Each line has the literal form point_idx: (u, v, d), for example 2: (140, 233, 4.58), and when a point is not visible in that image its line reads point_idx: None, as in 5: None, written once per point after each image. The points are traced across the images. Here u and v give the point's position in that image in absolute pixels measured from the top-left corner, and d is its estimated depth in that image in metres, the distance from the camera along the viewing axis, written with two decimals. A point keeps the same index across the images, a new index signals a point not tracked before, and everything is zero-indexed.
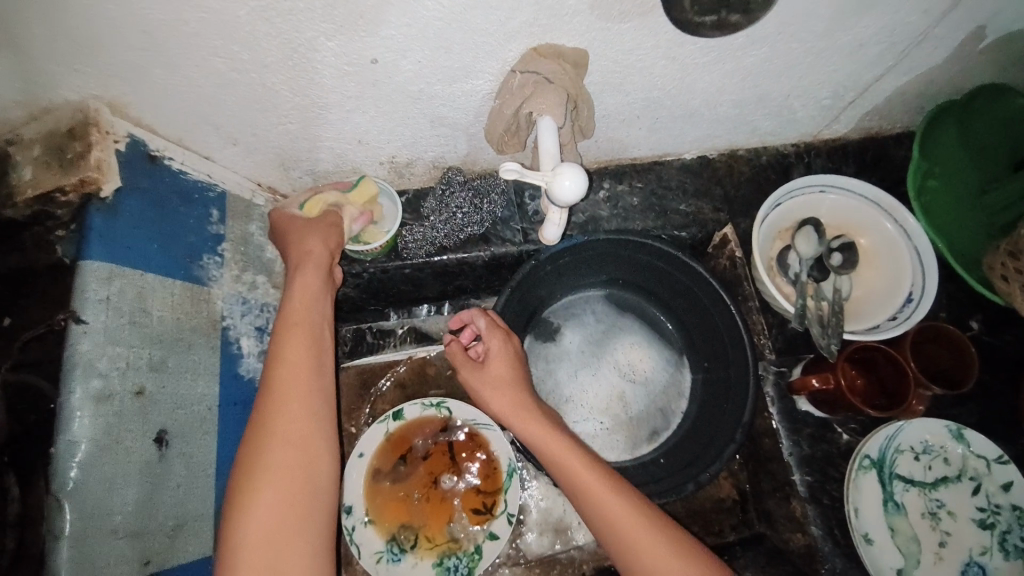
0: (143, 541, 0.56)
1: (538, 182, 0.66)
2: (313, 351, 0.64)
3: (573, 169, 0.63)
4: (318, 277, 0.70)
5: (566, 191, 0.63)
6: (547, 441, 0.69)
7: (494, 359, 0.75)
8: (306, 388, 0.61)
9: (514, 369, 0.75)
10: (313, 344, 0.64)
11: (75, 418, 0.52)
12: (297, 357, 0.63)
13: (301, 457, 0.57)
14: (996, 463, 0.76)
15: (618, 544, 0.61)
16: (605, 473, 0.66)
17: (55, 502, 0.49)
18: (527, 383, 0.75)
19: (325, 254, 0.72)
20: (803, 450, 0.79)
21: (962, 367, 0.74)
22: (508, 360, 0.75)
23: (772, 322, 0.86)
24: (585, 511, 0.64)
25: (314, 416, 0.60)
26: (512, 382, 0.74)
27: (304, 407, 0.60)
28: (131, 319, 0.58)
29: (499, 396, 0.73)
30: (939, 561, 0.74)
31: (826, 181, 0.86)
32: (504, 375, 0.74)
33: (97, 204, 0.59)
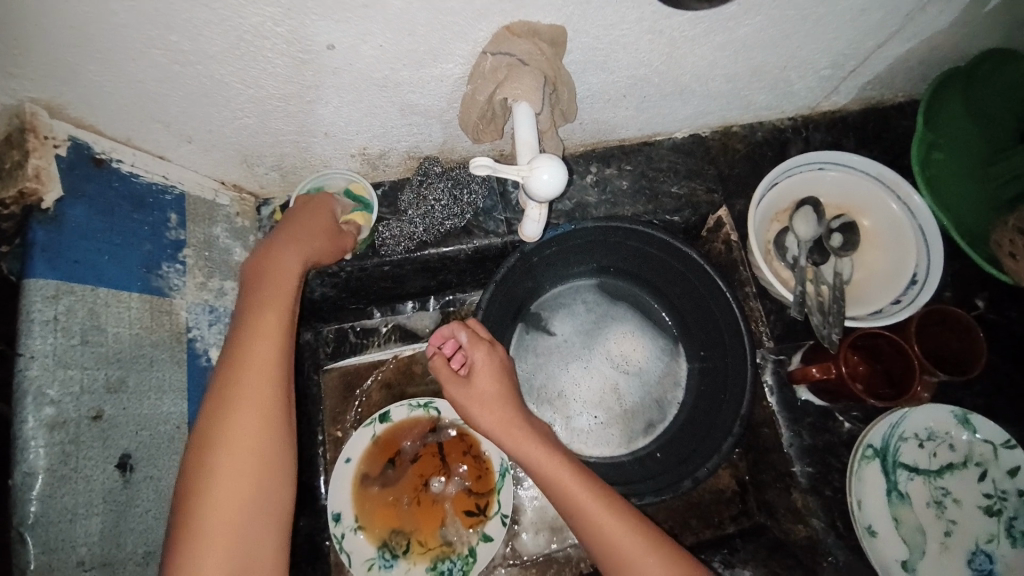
0: (113, 571, 0.53)
1: (513, 176, 0.61)
2: (271, 360, 0.57)
3: (550, 160, 0.58)
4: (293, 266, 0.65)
5: (544, 184, 0.58)
6: (534, 454, 0.66)
7: (481, 372, 0.72)
8: (266, 406, 0.55)
9: (501, 382, 0.72)
10: (272, 352, 0.58)
11: (29, 449, 0.48)
12: (254, 360, 0.57)
13: (257, 479, 0.53)
14: (1003, 448, 0.73)
15: (603, 557, 0.60)
16: (591, 483, 0.64)
17: (17, 536, 0.46)
18: (515, 392, 0.73)
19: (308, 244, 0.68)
20: (804, 441, 0.77)
21: (970, 353, 0.71)
22: (494, 373, 0.72)
23: (769, 308, 0.83)
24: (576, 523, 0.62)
25: (276, 433, 0.55)
26: (500, 397, 0.71)
27: (262, 426, 0.55)
28: (84, 339, 0.54)
29: (485, 411, 0.70)
30: (945, 551, 0.72)
31: (825, 158, 0.81)
32: (490, 389, 0.71)
33: (40, 217, 0.54)
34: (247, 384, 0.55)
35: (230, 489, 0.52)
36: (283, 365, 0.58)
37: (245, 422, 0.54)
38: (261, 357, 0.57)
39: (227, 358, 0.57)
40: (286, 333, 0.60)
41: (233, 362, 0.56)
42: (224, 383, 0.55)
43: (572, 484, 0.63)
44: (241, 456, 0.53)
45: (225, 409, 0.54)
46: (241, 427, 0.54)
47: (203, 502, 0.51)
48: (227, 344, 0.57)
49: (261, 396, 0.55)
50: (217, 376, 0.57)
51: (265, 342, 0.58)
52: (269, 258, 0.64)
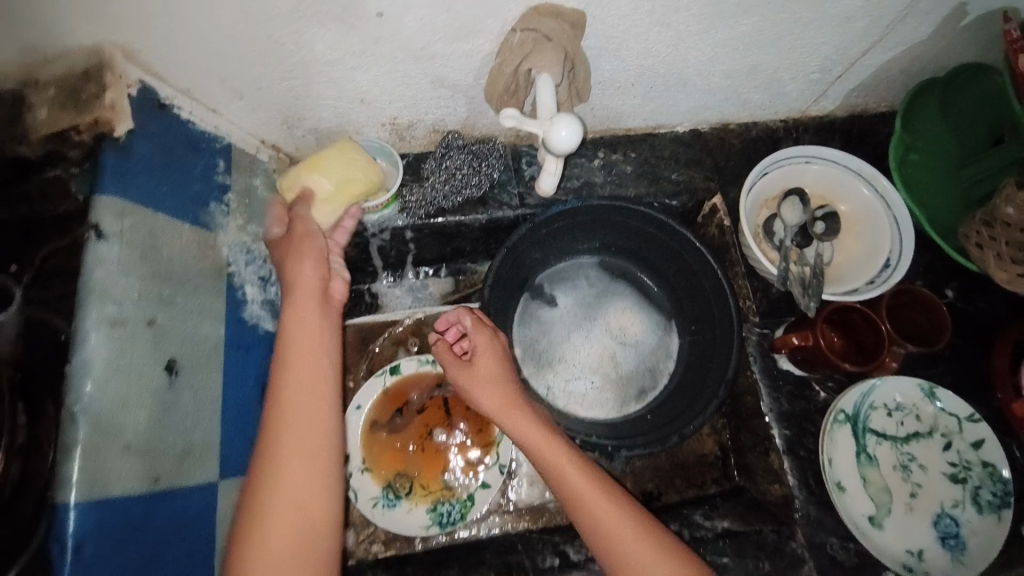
0: (152, 459, 0.57)
1: (536, 132, 0.70)
2: (314, 393, 0.59)
3: (568, 120, 0.68)
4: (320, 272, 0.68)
5: (562, 140, 0.68)
6: (546, 446, 0.71)
7: (483, 357, 0.78)
8: (313, 442, 0.57)
9: (502, 365, 0.79)
10: (317, 354, 0.61)
11: (90, 337, 0.53)
12: (302, 357, 0.60)
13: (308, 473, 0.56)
14: (967, 421, 0.80)
15: (605, 545, 0.65)
16: (592, 475, 0.69)
17: (67, 416, 0.50)
18: (514, 377, 0.79)
19: (321, 249, 0.69)
20: (782, 406, 0.83)
21: (935, 327, 0.78)
22: (496, 357, 0.78)
23: (757, 286, 0.90)
24: (584, 519, 0.66)
25: (321, 470, 0.56)
26: (500, 379, 0.77)
27: (310, 433, 0.57)
28: (143, 254, 0.60)
29: (487, 393, 0.76)
30: (911, 511, 0.78)
31: (811, 151, 0.89)
32: (493, 371, 0.78)
33: (111, 143, 0.60)
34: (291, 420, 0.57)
35: (280, 513, 0.53)
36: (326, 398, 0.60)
37: (299, 420, 0.57)
38: (305, 391, 0.59)
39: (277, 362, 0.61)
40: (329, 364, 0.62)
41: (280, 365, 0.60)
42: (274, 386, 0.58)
43: (570, 469, 0.69)
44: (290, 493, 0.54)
45: (276, 418, 0.57)
46: (294, 426, 0.57)
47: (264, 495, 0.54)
48: (274, 353, 0.60)
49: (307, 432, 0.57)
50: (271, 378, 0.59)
51: (306, 376, 0.59)
52: (295, 266, 0.67)
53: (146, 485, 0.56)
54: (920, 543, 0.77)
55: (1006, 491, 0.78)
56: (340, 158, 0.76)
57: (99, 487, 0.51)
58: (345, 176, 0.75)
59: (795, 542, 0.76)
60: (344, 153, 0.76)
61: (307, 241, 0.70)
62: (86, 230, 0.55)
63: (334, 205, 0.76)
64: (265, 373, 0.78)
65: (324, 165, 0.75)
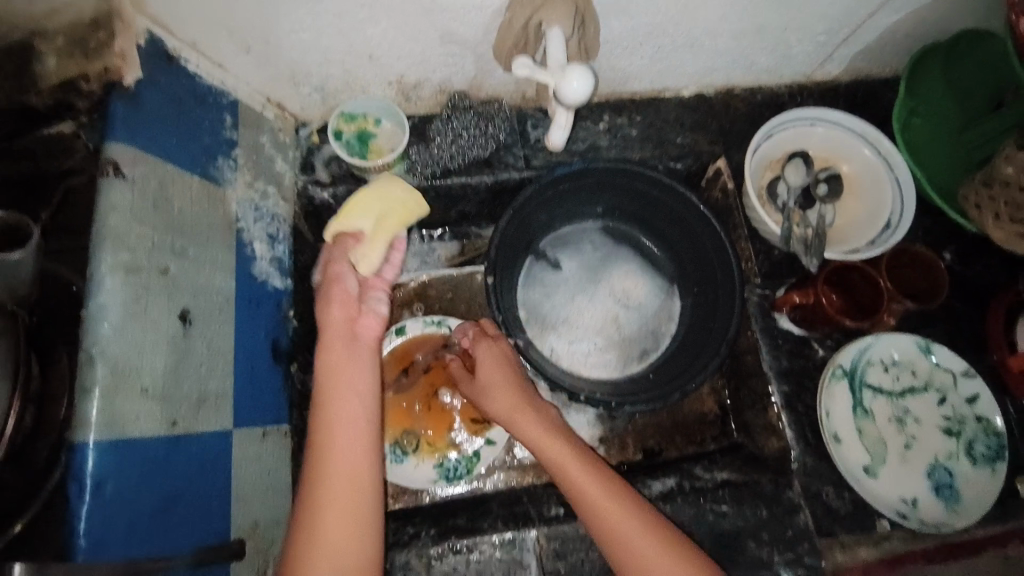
0: (169, 404, 0.58)
1: (547, 84, 0.72)
2: (354, 434, 0.63)
3: (580, 70, 0.69)
4: (353, 305, 0.72)
5: (573, 91, 0.69)
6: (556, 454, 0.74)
7: (485, 364, 0.81)
8: (355, 481, 0.61)
9: (503, 370, 0.81)
10: (353, 382, 0.66)
11: (105, 282, 0.54)
12: (338, 386, 0.66)
13: (350, 492, 0.61)
14: (962, 377, 0.84)
15: (616, 548, 0.67)
16: (604, 480, 0.72)
17: (86, 357, 0.52)
18: (523, 383, 0.81)
19: (354, 283, 0.73)
20: (782, 364, 0.86)
21: (933, 285, 0.81)
22: (497, 364, 0.81)
23: (759, 249, 0.91)
24: (607, 537, 0.68)
25: (363, 505, 0.61)
26: (507, 387, 0.80)
27: (350, 456, 0.62)
28: (155, 204, 0.60)
29: (496, 401, 0.80)
30: (905, 461, 0.82)
31: (816, 113, 0.90)
32: (496, 379, 0.80)
33: (120, 92, 0.60)
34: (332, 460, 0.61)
35: (326, 530, 0.59)
36: (366, 439, 0.64)
37: (340, 444, 0.62)
38: (347, 432, 0.63)
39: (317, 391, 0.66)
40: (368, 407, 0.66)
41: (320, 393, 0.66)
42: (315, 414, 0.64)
43: (580, 475, 0.72)
44: (334, 529, 0.59)
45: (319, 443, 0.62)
46: (336, 450, 0.62)
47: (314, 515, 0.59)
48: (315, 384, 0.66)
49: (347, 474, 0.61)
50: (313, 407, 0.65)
51: (347, 419, 0.64)
52: (329, 300, 0.71)
53: (164, 429, 0.57)
54: (913, 492, 0.81)
55: (999, 444, 0.82)
56: (376, 195, 0.77)
57: (119, 427, 0.53)
58: (383, 211, 0.77)
59: (792, 491, 0.80)
60: (377, 189, 0.78)
61: (339, 271, 0.73)
62: (107, 168, 0.57)
63: (377, 240, 0.76)
64: (275, 329, 0.79)
65: (362, 205, 0.77)
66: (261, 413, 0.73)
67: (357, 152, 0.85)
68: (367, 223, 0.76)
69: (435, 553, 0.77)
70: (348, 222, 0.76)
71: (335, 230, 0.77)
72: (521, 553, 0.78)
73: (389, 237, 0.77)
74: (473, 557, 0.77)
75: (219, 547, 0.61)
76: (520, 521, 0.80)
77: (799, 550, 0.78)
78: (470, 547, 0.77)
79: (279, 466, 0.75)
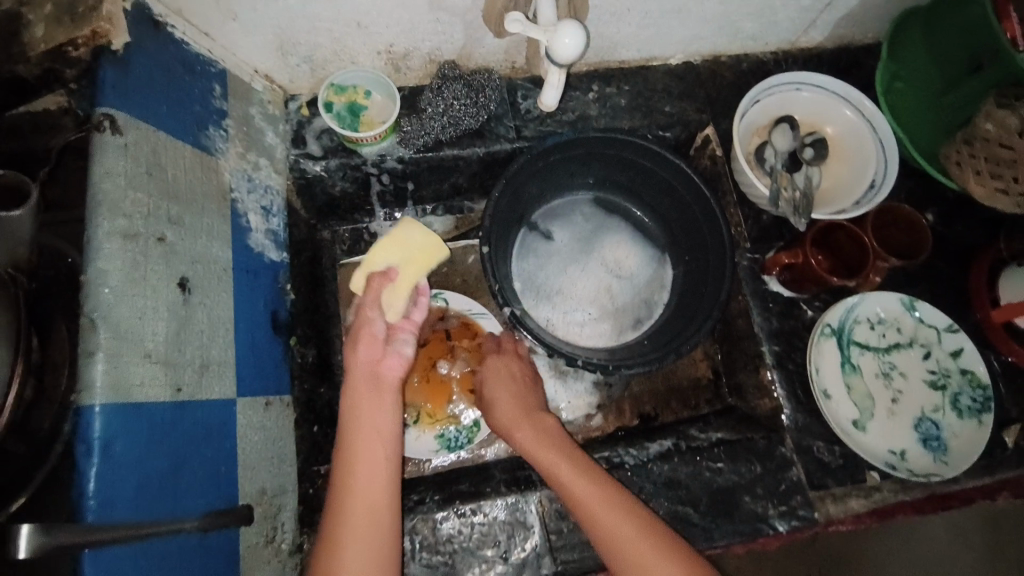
0: (172, 370, 0.58)
1: (540, 40, 0.73)
2: (373, 466, 0.66)
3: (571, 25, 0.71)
4: (378, 343, 0.73)
5: (566, 46, 0.71)
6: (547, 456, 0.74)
7: (491, 377, 0.85)
8: (373, 515, 0.64)
9: (509, 380, 0.85)
10: (377, 420, 0.69)
11: (104, 248, 0.54)
12: (361, 421, 0.69)
13: (367, 524, 0.63)
14: (946, 332, 0.87)
15: (609, 547, 0.67)
16: (595, 480, 0.71)
17: (88, 322, 0.52)
18: (527, 392, 0.84)
19: (382, 324, 0.74)
20: (773, 325, 0.88)
21: (916, 241, 0.84)
22: (501, 373, 0.85)
23: (748, 214, 0.93)
24: (598, 538, 0.68)
25: (378, 539, 0.63)
26: (510, 395, 0.83)
27: (371, 490, 0.65)
28: (149, 171, 0.60)
29: (497, 406, 0.82)
30: (893, 414, 0.85)
31: (801, 78, 0.91)
32: (500, 387, 0.84)
33: (109, 57, 0.59)
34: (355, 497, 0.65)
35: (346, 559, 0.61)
36: (383, 474, 0.66)
37: (360, 477, 0.66)
38: (366, 468, 0.66)
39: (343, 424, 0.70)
40: (388, 440, 0.69)
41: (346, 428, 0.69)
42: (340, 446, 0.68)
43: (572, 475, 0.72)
44: (353, 566, 0.61)
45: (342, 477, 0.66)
46: (358, 482, 0.65)
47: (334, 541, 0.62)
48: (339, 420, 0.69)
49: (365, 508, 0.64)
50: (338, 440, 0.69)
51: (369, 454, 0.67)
52: (357, 341, 0.73)
53: (169, 394, 0.57)
54: (903, 444, 0.84)
55: (985, 396, 0.84)
56: (400, 242, 0.78)
57: (124, 391, 0.53)
58: (406, 257, 0.77)
59: (785, 447, 0.83)
60: (400, 236, 0.78)
61: (366, 311, 0.74)
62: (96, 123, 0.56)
63: (401, 289, 0.76)
64: (273, 301, 0.80)
65: (386, 253, 0.77)
66: (263, 383, 0.74)
67: (348, 123, 0.84)
68: (391, 265, 0.77)
69: (440, 518, 0.77)
70: (372, 269, 0.77)
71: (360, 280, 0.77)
72: (524, 514, 0.78)
73: (412, 285, 0.77)
74: (478, 520, 0.78)
75: (227, 511, 0.63)
76: (523, 485, 0.81)
77: (793, 502, 0.80)
78: (475, 511, 0.78)
79: (282, 435, 0.77)
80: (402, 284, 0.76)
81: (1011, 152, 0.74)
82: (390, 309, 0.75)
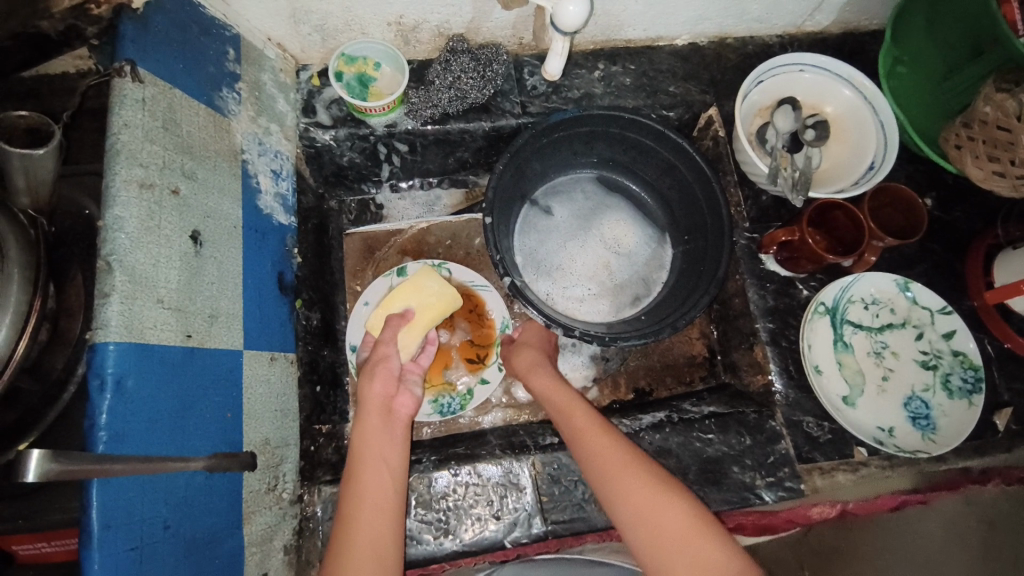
0: (183, 317, 0.61)
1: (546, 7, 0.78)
2: (381, 485, 0.68)
3: None
4: (387, 381, 0.76)
5: (570, 15, 0.76)
6: (557, 393, 0.80)
7: (528, 331, 0.93)
8: (378, 543, 0.64)
9: (543, 336, 0.91)
10: (388, 448, 0.71)
11: (122, 196, 0.56)
12: (370, 450, 0.70)
13: (373, 544, 0.64)
14: (940, 314, 0.88)
15: (605, 479, 0.69)
16: (596, 417, 0.76)
17: (104, 265, 0.54)
18: (551, 357, 0.89)
19: (396, 364, 0.78)
20: (767, 303, 0.89)
21: (912, 223, 0.85)
22: (539, 331, 0.92)
23: (748, 194, 0.95)
24: (596, 473, 0.70)
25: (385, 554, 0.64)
26: (537, 346, 0.89)
27: (377, 513, 0.66)
28: (164, 125, 0.62)
29: (519, 355, 0.88)
30: (882, 391, 0.87)
31: (805, 59, 0.93)
32: (535, 338, 0.91)
33: (130, 15, 0.62)
34: (365, 521, 0.65)
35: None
36: (388, 500, 0.67)
37: (368, 498, 0.67)
38: (374, 495, 0.67)
39: (352, 450, 0.71)
40: (393, 469, 0.70)
41: (356, 449, 0.71)
42: (349, 467, 0.70)
43: (579, 411, 0.76)
44: None
45: (350, 498, 0.67)
46: (364, 501, 0.67)
47: (339, 560, 0.62)
48: (349, 445, 0.71)
49: (370, 534, 0.64)
50: (347, 465, 0.70)
51: (375, 482, 0.68)
52: (371, 375, 0.77)
53: (180, 339, 0.60)
54: (891, 422, 0.85)
55: (977, 377, 0.85)
56: (420, 290, 0.84)
57: (137, 332, 0.55)
58: (423, 304, 0.83)
59: (774, 421, 0.85)
60: (420, 285, 0.84)
61: (380, 351, 0.79)
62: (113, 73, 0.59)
63: (416, 330, 0.81)
64: (280, 261, 0.82)
65: (405, 298, 0.83)
66: (269, 339, 0.77)
67: (357, 93, 0.86)
68: (408, 308, 0.83)
69: (436, 477, 0.80)
70: (392, 308, 0.83)
71: (378, 316, 0.83)
72: (518, 478, 0.80)
73: (425, 329, 0.82)
74: (472, 481, 0.80)
75: (231, 455, 0.66)
76: (517, 450, 0.83)
77: (780, 474, 0.82)
78: (470, 472, 0.80)
79: (287, 391, 0.80)
80: (416, 326, 0.81)
81: (1009, 134, 0.74)
82: (403, 351, 0.80)
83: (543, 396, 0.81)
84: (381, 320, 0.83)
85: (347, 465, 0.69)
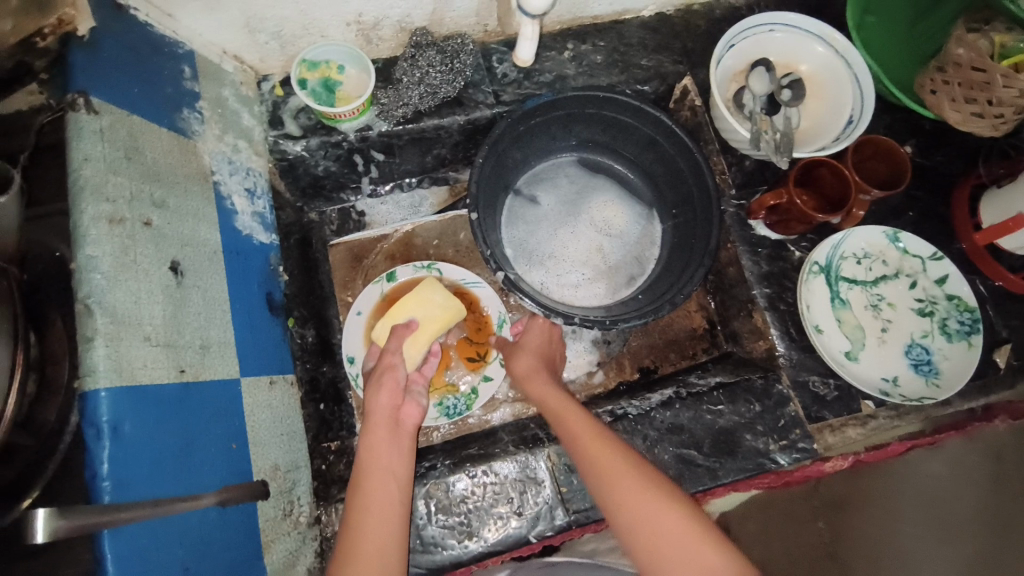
0: (173, 352, 0.59)
1: None
2: (386, 496, 0.66)
3: None
4: (392, 391, 0.74)
5: None
6: (559, 402, 0.77)
7: (532, 330, 0.90)
8: (382, 549, 0.62)
9: (545, 337, 0.89)
10: (396, 461, 0.69)
11: (93, 233, 0.54)
12: (377, 462, 0.68)
13: (376, 551, 0.61)
14: (931, 260, 0.89)
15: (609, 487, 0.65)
16: (595, 424, 0.72)
17: (83, 308, 0.51)
18: (551, 363, 0.87)
19: (404, 372, 0.77)
20: (762, 268, 0.89)
21: (896, 172, 0.86)
22: (540, 332, 0.89)
23: (731, 162, 0.94)
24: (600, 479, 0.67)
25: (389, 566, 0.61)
26: (536, 349, 0.87)
27: (383, 522, 0.64)
28: (128, 154, 0.59)
29: (518, 359, 0.86)
30: (882, 342, 0.87)
31: (774, 19, 0.91)
32: (535, 342, 0.88)
33: (78, 43, 0.59)
34: (367, 537, 0.62)
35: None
36: (394, 515, 0.65)
37: (373, 509, 0.65)
38: (379, 504, 0.65)
39: (358, 463, 0.69)
40: (400, 480, 0.68)
41: (362, 461, 0.69)
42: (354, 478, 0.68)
43: (575, 420, 0.73)
44: None
45: (354, 509, 0.65)
46: (370, 512, 0.64)
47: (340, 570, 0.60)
48: (355, 457, 0.69)
49: (375, 544, 0.62)
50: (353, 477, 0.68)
51: (380, 492, 0.66)
52: (380, 383, 0.75)
53: (173, 375, 0.58)
54: (894, 371, 0.86)
55: (974, 319, 0.86)
56: (422, 300, 0.83)
57: (128, 376, 0.53)
58: (427, 315, 0.82)
59: (781, 385, 0.85)
60: (424, 295, 0.83)
61: (385, 361, 0.77)
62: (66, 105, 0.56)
63: (420, 341, 0.80)
64: (267, 282, 0.82)
65: (409, 309, 0.83)
66: (265, 363, 0.76)
67: (323, 99, 0.82)
68: (413, 317, 0.82)
69: (453, 481, 0.79)
70: (396, 318, 0.82)
71: (386, 324, 0.82)
72: (535, 471, 0.80)
73: (430, 339, 0.81)
74: (490, 480, 0.79)
75: (241, 486, 0.64)
76: (530, 444, 0.82)
77: (792, 436, 0.83)
78: (486, 472, 0.79)
79: (289, 413, 0.80)
80: (421, 336, 0.81)
81: (984, 74, 0.74)
82: (409, 359, 0.79)
83: (542, 405, 0.78)
84: (387, 330, 0.81)
85: (352, 477, 0.67)
